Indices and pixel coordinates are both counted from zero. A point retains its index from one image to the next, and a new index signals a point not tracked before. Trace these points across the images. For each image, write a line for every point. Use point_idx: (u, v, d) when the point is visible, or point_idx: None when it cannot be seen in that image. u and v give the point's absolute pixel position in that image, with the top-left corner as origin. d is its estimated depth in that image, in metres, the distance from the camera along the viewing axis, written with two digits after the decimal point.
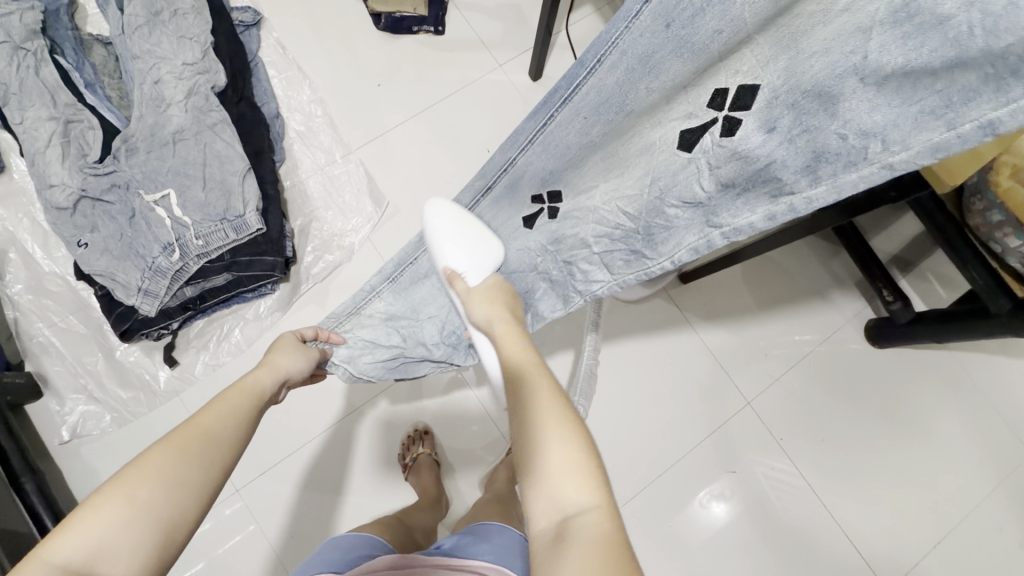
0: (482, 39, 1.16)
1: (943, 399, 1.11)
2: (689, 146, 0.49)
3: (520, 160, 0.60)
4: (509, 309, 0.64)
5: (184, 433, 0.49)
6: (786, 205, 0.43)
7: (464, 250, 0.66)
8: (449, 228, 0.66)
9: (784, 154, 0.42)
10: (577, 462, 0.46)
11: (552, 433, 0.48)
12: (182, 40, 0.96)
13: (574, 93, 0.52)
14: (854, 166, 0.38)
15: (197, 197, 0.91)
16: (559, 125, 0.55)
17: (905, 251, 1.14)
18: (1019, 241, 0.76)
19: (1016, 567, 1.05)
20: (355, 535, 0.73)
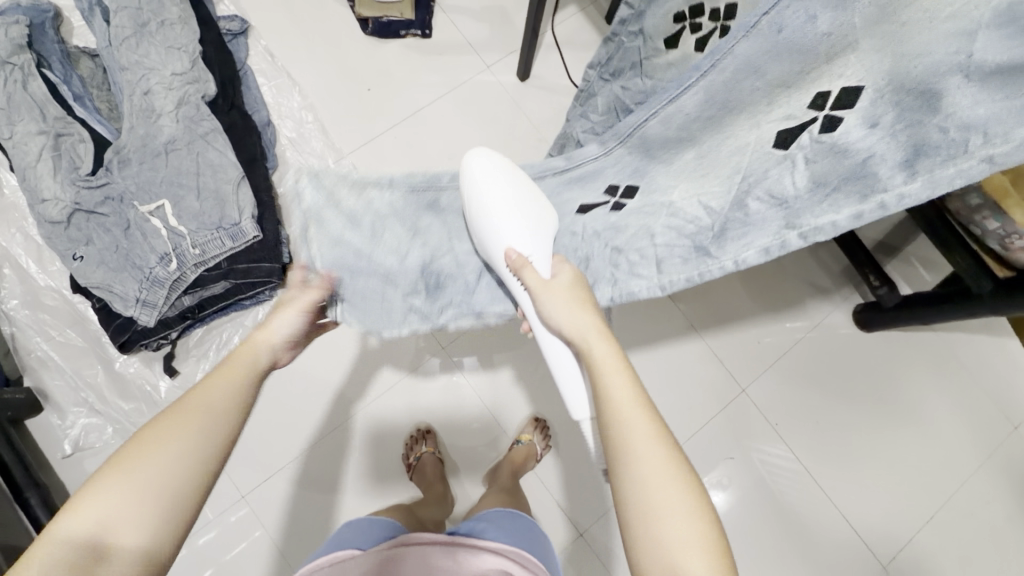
0: (469, 41, 1.17)
1: (931, 379, 1.14)
2: (784, 143, 0.49)
3: (616, 150, 0.64)
4: (594, 311, 0.57)
5: (181, 408, 0.46)
6: (876, 203, 0.43)
7: (529, 228, 0.63)
8: (505, 206, 0.63)
9: (884, 149, 0.43)
10: (699, 528, 0.42)
11: (668, 488, 0.43)
12: (171, 50, 0.97)
13: (682, 93, 0.57)
14: (953, 160, 0.39)
15: (192, 207, 0.91)
16: (658, 123, 0.60)
17: (889, 237, 1.17)
18: (997, 224, 0.78)
19: (1005, 539, 1.08)
20: (372, 518, 0.77)
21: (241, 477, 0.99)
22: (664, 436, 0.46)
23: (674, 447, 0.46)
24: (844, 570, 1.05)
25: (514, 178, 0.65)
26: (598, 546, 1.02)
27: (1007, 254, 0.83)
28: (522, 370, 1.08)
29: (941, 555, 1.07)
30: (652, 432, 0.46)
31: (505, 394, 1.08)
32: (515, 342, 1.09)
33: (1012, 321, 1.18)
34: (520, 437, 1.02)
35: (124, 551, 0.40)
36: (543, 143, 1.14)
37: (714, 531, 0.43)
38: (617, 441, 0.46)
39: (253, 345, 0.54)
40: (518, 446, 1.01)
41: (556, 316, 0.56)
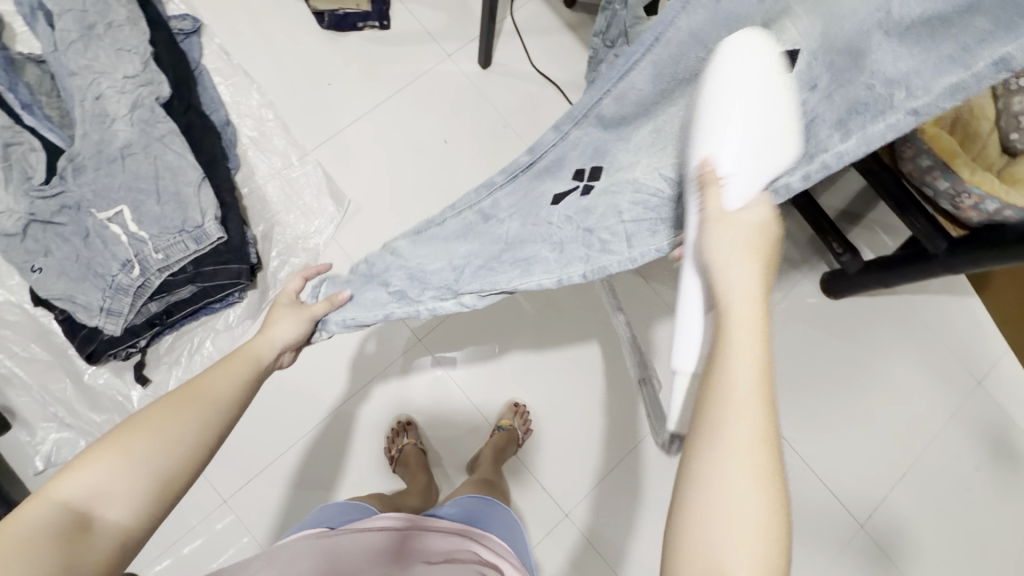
0: (428, 31, 1.16)
1: (898, 339, 1.18)
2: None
3: (578, 136, 0.61)
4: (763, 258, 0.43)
5: (187, 392, 0.48)
6: (820, 164, 0.46)
7: (746, 134, 0.47)
8: (743, 87, 0.48)
9: (823, 109, 0.47)
10: (767, 551, 0.33)
11: (743, 472, 0.34)
12: (121, 53, 0.94)
13: (631, 69, 0.57)
14: (883, 116, 0.43)
15: (153, 211, 0.90)
16: (612, 107, 0.59)
17: (850, 205, 1.20)
18: (947, 183, 0.81)
19: (974, 490, 1.13)
20: (347, 503, 0.77)
21: (223, 482, 0.98)
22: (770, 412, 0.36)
23: (775, 429, 0.36)
24: (824, 531, 1.09)
25: (764, 70, 0.48)
26: (586, 525, 1.03)
27: (959, 214, 0.86)
28: (501, 357, 1.09)
29: (916, 509, 1.11)
30: (760, 398, 0.35)
31: (485, 383, 1.08)
32: (491, 330, 1.09)
33: (972, 280, 1.22)
34: (501, 422, 1.03)
35: (112, 523, 0.41)
36: (508, 130, 1.14)
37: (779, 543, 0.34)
38: (714, 396, 0.36)
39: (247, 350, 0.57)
40: (499, 431, 1.01)
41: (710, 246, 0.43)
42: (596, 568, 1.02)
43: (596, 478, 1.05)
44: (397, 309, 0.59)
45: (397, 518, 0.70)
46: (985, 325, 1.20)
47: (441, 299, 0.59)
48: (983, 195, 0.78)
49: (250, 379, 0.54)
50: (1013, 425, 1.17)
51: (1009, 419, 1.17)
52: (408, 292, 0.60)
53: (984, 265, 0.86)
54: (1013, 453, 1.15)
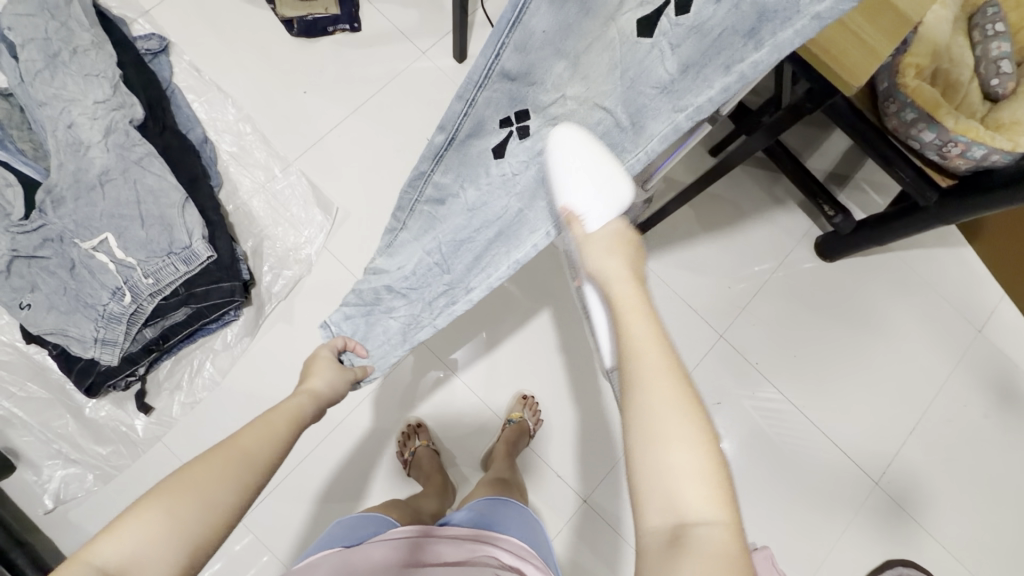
0: (400, 30, 1.15)
1: (894, 295, 1.18)
2: (645, 33, 0.49)
3: (489, 97, 0.55)
4: (629, 255, 0.52)
5: (228, 453, 0.49)
6: (737, 75, 0.47)
7: (589, 188, 0.54)
8: (575, 159, 0.56)
9: (731, 19, 0.46)
10: (705, 469, 0.39)
11: (673, 424, 0.40)
12: (89, 79, 0.92)
13: (522, 15, 0.48)
14: (789, 22, 0.43)
15: (138, 236, 0.88)
16: (510, 53, 0.51)
17: (837, 166, 1.20)
18: (933, 135, 0.82)
19: (983, 437, 1.14)
20: (359, 515, 0.77)
21: None
22: (676, 366, 0.43)
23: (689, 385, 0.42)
24: (840, 491, 1.09)
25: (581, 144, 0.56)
26: (605, 511, 1.03)
27: (946, 163, 0.85)
28: (505, 351, 1.08)
29: (928, 461, 1.12)
30: (663, 366, 0.42)
31: (491, 379, 1.07)
32: (493, 324, 1.08)
33: (963, 230, 1.22)
34: (512, 416, 1.03)
35: None
36: None
37: (720, 474, 0.39)
38: (630, 373, 0.42)
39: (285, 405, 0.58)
40: (510, 425, 1.01)
41: (589, 260, 0.51)
42: (619, 551, 1.02)
43: (612, 462, 1.05)
44: (417, 332, 0.69)
45: (411, 529, 0.71)
46: (979, 273, 1.21)
47: (456, 303, 0.67)
48: (969, 142, 0.78)
49: (287, 434, 0.55)
50: (1016, 369, 1.18)
51: (1012, 364, 1.18)
52: (417, 312, 0.70)
53: (976, 212, 0.86)
54: (1018, 396, 1.17)
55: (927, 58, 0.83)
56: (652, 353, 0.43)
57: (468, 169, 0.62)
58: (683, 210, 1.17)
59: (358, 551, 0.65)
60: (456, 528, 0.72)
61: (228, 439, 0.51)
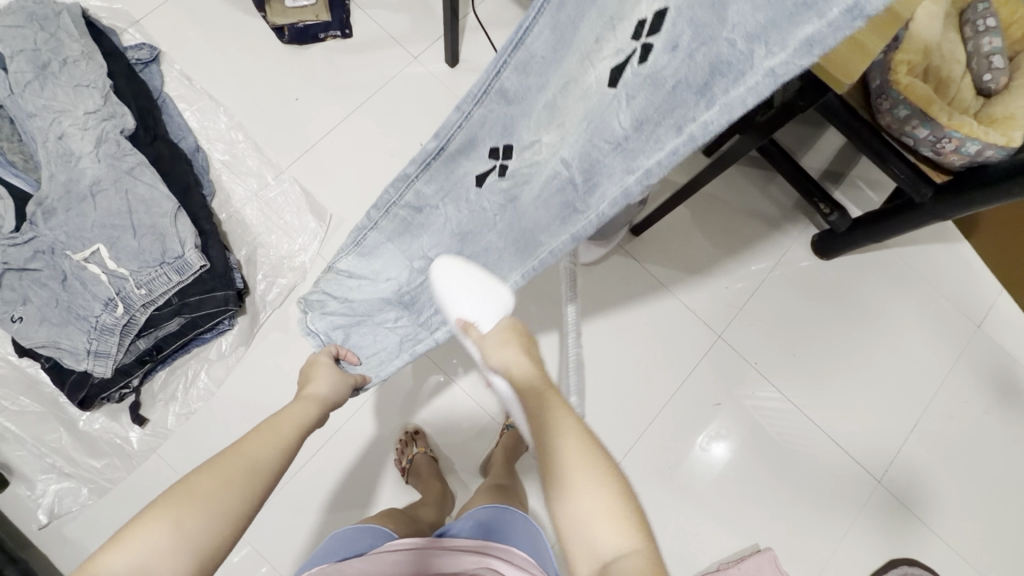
0: (391, 35, 1.14)
1: (892, 293, 1.18)
2: (615, 83, 0.41)
3: (480, 120, 0.51)
4: (524, 347, 0.59)
5: (234, 461, 0.49)
6: (686, 138, 0.34)
7: (475, 297, 0.59)
8: (456, 279, 0.59)
9: (685, 72, 0.34)
10: (614, 511, 0.45)
11: (581, 477, 0.46)
12: (79, 89, 0.92)
13: (525, 36, 0.45)
14: (741, 79, 0.30)
15: (130, 246, 0.88)
16: (512, 72, 0.47)
17: (832, 164, 1.20)
18: (927, 131, 0.81)
19: (985, 434, 1.13)
20: (356, 527, 0.76)
21: None
22: (579, 427, 0.50)
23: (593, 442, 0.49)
24: (842, 490, 1.09)
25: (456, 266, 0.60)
26: None
27: (941, 159, 0.85)
28: None
29: (930, 458, 1.11)
30: (565, 433, 0.49)
31: (489, 384, 1.07)
32: None
33: (960, 226, 1.22)
34: (510, 421, 1.02)
35: None
36: None
37: (628, 508, 0.45)
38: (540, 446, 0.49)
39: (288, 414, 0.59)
40: (509, 430, 1.00)
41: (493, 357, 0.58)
42: None
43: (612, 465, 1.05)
44: (414, 348, 0.67)
45: (416, 540, 0.70)
46: (976, 268, 1.21)
47: (440, 327, 0.63)
48: (963, 138, 0.78)
49: (290, 444, 0.56)
50: (1016, 364, 1.18)
51: (1011, 359, 1.18)
52: (411, 329, 0.68)
53: (972, 208, 0.86)
54: (1018, 391, 1.16)
55: (919, 54, 0.83)
56: (556, 421, 0.50)
57: (452, 185, 0.58)
58: (679, 212, 1.17)
59: (357, 565, 0.64)
60: (462, 539, 0.70)
61: (233, 447, 0.51)
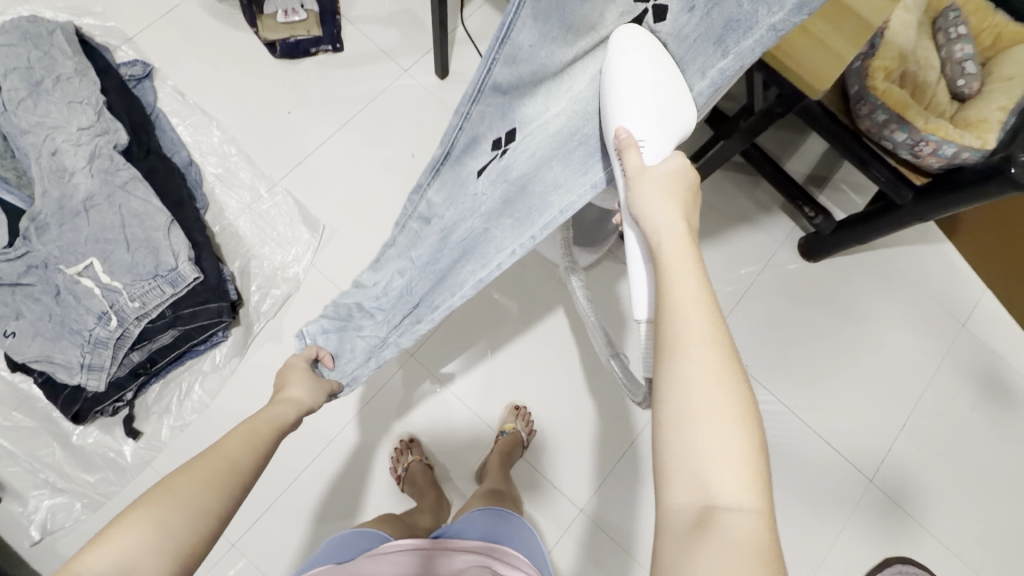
0: (382, 49, 1.16)
1: (878, 292, 1.20)
2: (633, 39, 0.52)
3: (477, 124, 0.47)
4: (686, 214, 0.50)
5: (212, 460, 0.50)
6: (715, 72, 0.54)
7: (651, 117, 0.52)
8: (633, 91, 0.51)
9: (704, 28, 0.50)
10: (741, 452, 0.37)
11: (715, 398, 0.38)
12: (72, 105, 0.93)
13: (509, 32, 0.41)
14: (750, 31, 0.49)
15: (124, 260, 0.88)
16: (501, 67, 0.43)
17: (816, 168, 1.23)
18: (905, 135, 0.84)
19: (974, 431, 1.15)
20: (354, 532, 0.76)
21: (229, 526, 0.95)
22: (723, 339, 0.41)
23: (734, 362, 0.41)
24: (836, 490, 1.10)
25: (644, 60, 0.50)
26: (600, 519, 1.03)
27: (919, 162, 0.88)
28: (497, 363, 1.08)
29: (921, 457, 1.13)
30: (709, 334, 0.41)
31: (484, 390, 1.07)
32: (484, 336, 1.09)
33: (942, 227, 1.25)
34: (504, 427, 1.02)
35: None
36: None
37: (759, 458, 0.38)
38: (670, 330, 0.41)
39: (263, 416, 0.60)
40: (503, 436, 1.01)
41: (647, 206, 0.49)
42: (617, 560, 1.02)
43: (608, 468, 1.05)
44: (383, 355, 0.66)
45: (420, 540, 0.71)
46: (959, 267, 1.24)
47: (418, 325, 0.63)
48: (940, 141, 0.81)
49: (264, 444, 0.57)
50: (1002, 362, 1.19)
51: (997, 357, 1.20)
52: (385, 334, 0.65)
53: (950, 208, 0.87)
54: (1005, 388, 1.18)
55: (895, 61, 0.86)
56: (696, 317, 0.42)
57: (456, 189, 0.54)
58: None
59: (361, 567, 0.64)
60: (466, 540, 0.71)
61: (210, 450, 0.52)
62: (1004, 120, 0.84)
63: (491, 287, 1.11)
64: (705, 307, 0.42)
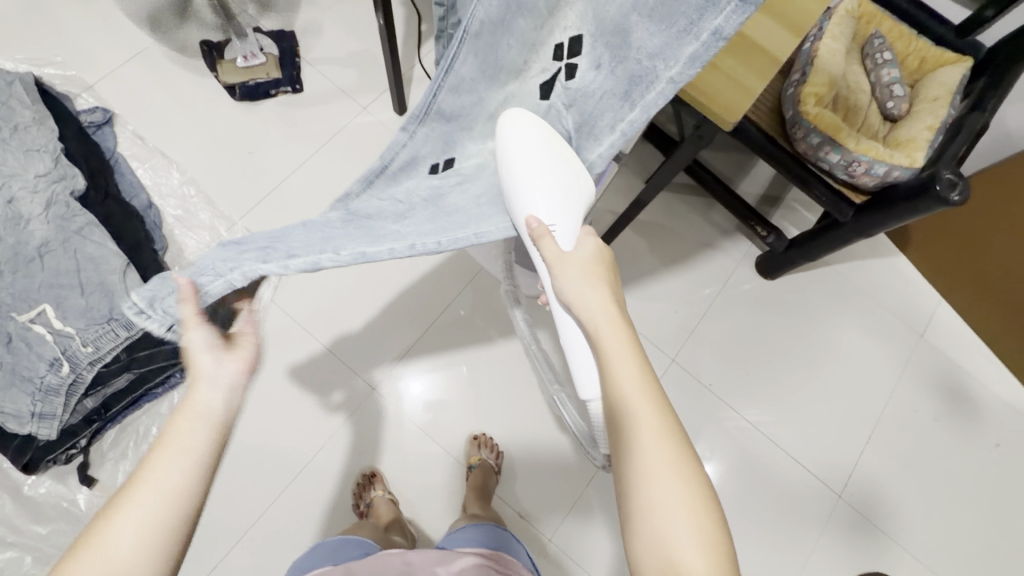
0: (341, 88, 1.20)
1: (834, 306, 1.23)
2: (548, 96, 0.55)
3: (422, 142, 0.58)
4: (610, 287, 0.51)
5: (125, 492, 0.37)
6: (620, 134, 0.48)
7: (552, 193, 0.53)
8: (541, 161, 0.52)
9: (609, 85, 0.47)
10: (698, 517, 0.40)
11: (665, 469, 0.41)
12: (30, 153, 0.94)
13: (453, 65, 0.54)
14: (653, 86, 0.43)
15: (77, 305, 0.88)
16: (447, 96, 0.56)
17: (768, 189, 1.27)
18: (838, 156, 0.88)
19: (937, 440, 1.16)
20: (369, 538, 0.84)
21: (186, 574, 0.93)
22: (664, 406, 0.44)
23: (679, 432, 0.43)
24: (805, 505, 1.10)
25: (546, 144, 0.53)
26: (568, 548, 1.02)
27: (856, 181, 0.91)
28: (461, 392, 1.08)
29: (887, 468, 1.14)
30: (659, 423, 0.43)
31: (448, 421, 1.06)
32: (447, 365, 1.09)
33: (893, 240, 1.29)
34: (472, 461, 1.01)
35: None
36: None
37: (713, 520, 0.40)
38: (621, 413, 0.44)
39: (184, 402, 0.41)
40: (472, 470, 0.99)
41: (564, 284, 0.50)
42: None
43: (576, 495, 1.04)
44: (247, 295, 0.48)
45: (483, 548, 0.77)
46: (914, 280, 1.27)
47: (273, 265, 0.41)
48: (871, 160, 0.85)
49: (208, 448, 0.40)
50: (961, 370, 1.22)
51: (956, 365, 1.22)
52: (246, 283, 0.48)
53: (888, 225, 0.89)
54: (964, 396, 1.20)
55: (825, 87, 0.90)
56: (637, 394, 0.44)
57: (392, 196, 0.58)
58: (627, 241, 1.21)
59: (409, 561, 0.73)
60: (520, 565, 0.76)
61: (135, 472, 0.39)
62: (931, 139, 0.87)
63: (454, 317, 1.12)
64: (641, 377, 0.45)
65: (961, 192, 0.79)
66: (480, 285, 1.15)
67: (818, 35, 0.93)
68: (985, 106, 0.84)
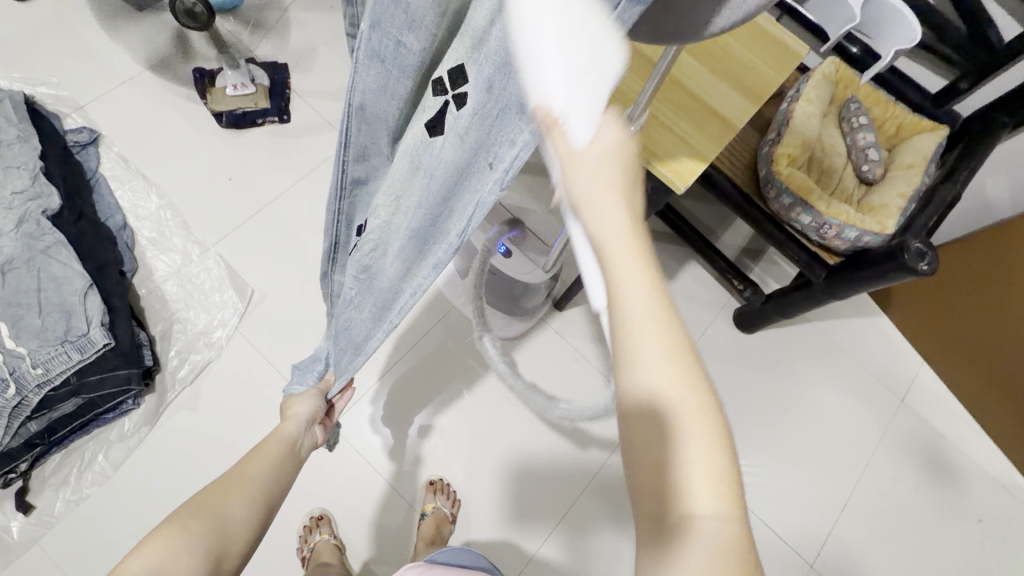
0: (328, 120, 1.21)
1: (812, 365, 1.20)
2: (436, 134, 0.42)
3: (342, 205, 0.53)
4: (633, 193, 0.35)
5: (241, 478, 0.56)
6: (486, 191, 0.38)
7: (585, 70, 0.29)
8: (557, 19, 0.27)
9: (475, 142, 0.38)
10: (709, 442, 0.33)
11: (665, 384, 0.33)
12: (9, 170, 0.94)
13: (347, 136, 0.46)
14: (509, 148, 0.35)
15: (33, 325, 0.86)
16: (356, 165, 0.49)
17: (751, 243, 1.26)
18: (809, 218, 0.88)
19: (916, 512, 1.11)
20: None
21: None
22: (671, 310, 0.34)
23: (693, 352, 0.34)
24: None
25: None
26: None
27: (828, 244, 0.91)
28: (422, 434, 1.05)
29: (863, 541, 1.09)
30: (665, 337, 0.33)
31: (406, 462, 1.03)
32: (409, 403, 1.06)
33: (877, 300, 1.26)
34: (427, 508, 0.97)
35: None
36: None
37: (725, 448, 0.33)
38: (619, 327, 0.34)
39: (278, 434, 0.64)
40: (425, 519, 0.95)
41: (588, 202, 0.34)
42: None
43: (534, 550, 0.99)
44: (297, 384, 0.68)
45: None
46: (896, 341, 1.24)
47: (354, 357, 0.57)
48: (842, 225, 0.85)
49: (282, 463, 0.61)
50: (943, 439, 1.18)
51: (938, 434, 1.18)
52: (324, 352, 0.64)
53: (858, 289, 0.87)
54: (947, 466, 1.16)
55: (799, 148, 0.89)
56: (642, 312, 0.33)
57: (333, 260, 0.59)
58: None
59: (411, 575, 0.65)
60: None
61: (238, 464, 0.59)
62: (903, 207, 0.87)
63: (422, 353, 1.10)
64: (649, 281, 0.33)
65: (929, 263, 0.77)
66: (452, 323, 1.12)
67: (794, 98, 0.92)
68: (956, 176, 0.83)
